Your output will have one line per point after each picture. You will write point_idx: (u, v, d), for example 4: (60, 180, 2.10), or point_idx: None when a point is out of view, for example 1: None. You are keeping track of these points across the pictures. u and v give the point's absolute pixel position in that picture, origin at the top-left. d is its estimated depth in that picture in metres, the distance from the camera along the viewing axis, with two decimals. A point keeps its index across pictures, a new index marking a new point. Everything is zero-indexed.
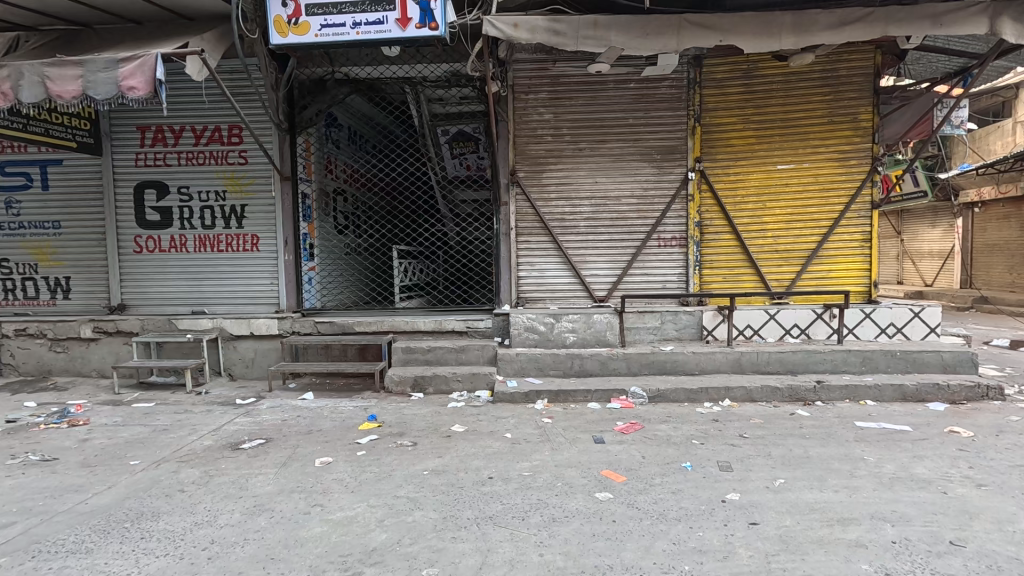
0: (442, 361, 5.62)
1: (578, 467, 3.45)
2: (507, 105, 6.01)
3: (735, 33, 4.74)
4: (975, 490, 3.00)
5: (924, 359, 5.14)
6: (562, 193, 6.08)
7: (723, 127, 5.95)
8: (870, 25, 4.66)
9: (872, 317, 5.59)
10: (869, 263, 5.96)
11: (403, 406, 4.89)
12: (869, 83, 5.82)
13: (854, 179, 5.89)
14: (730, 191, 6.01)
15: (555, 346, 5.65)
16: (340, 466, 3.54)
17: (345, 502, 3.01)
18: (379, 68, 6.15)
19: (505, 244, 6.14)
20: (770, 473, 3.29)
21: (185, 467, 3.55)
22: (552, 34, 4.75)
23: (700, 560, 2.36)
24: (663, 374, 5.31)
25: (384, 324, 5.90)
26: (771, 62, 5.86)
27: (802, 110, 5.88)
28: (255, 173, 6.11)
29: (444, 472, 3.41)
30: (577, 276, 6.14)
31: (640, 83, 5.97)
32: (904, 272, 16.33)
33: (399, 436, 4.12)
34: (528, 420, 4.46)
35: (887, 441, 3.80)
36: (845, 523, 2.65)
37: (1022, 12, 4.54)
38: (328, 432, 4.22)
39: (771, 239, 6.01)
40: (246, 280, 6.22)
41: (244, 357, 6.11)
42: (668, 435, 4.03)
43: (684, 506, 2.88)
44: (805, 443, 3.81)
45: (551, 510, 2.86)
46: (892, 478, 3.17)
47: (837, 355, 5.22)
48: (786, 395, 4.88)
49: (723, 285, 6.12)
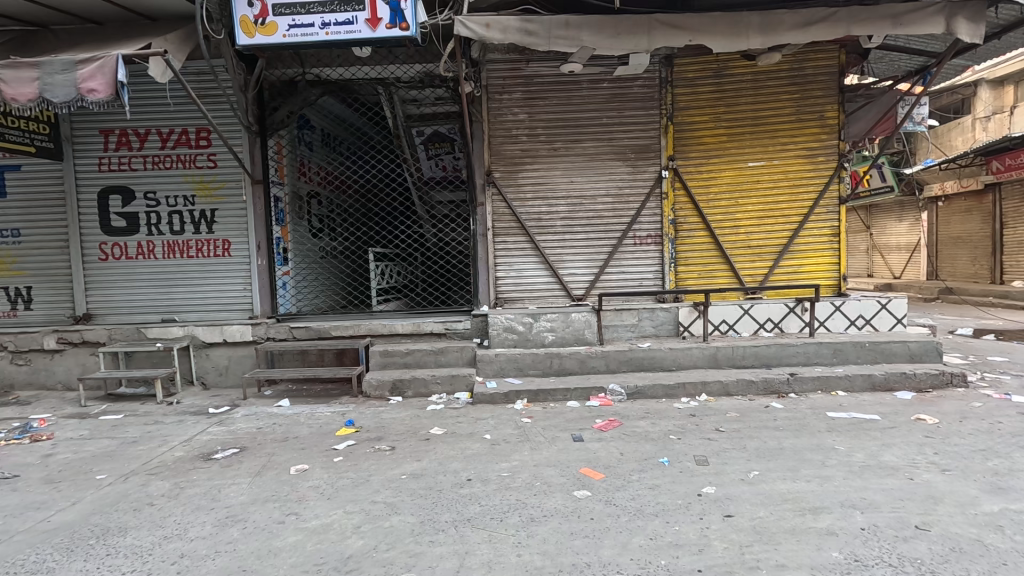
0: (421, 364, 5.57)
1: (558, 465, 3.45)
2: (481, 105, 6.00)
3: (705, 33, 4.82)
4: (940, 476, 3.09)
5: (892, 349, 5.28)
6: (538, 193, 6.09)
7: (695, 126, 6.04)
8: (834, 25, 4.77)
9: (842, 309, 5.73)
10: (838, 256, 6.10)
11: (381, 410, 4.85)
12: (834, 82, 5.96)
13: (822, 175, 6.03)
14: (703, 188, 6.09)
15: (534, 346, 5.66)
16: (317, 473, 3.48)
17: (321, 509, 2.96)
18: (351, 69, 6.06)
19: (482, 244, 6.13)
20: (745, 465, 3.34)
21: (154, 480, 3.45)
22: (524, 34, 4.75)
23: (676, 555, 2.38)
24: (642, 371, 5.36)
25: (361, 328, 5.84)
26: (740, 62, 5.97)
27: (770, 108, 6.00)
28: (225, 176, 5.97)
29: (422, 476, 3.38)
30: (555, 276, 6.16)
31: (613, 83, 6.02)
32: (874, 265, 16.82)
33: (377, 440, 4.07)
34: (507, 420, 4.45)
35: (857, 430, 3.90)
36: (816, 512, 2.71)
37: (976, 12, 4.71)
38: (305, 439, 4.15)
39: (744, 235, 6.12)
40: (218, 287, 6.08)
41: (217, 365, 5.98)
42: (646, 431, 4.07)
43: (662, 501, 2.91)
44: (780, 435, 3.88)
45: (529, 510, 2.86)
46: (862, 466, 3.25)
47: (809, 348, 5.34)
48: (762, 388, 4.96)
49: (698, 282, 6.20)
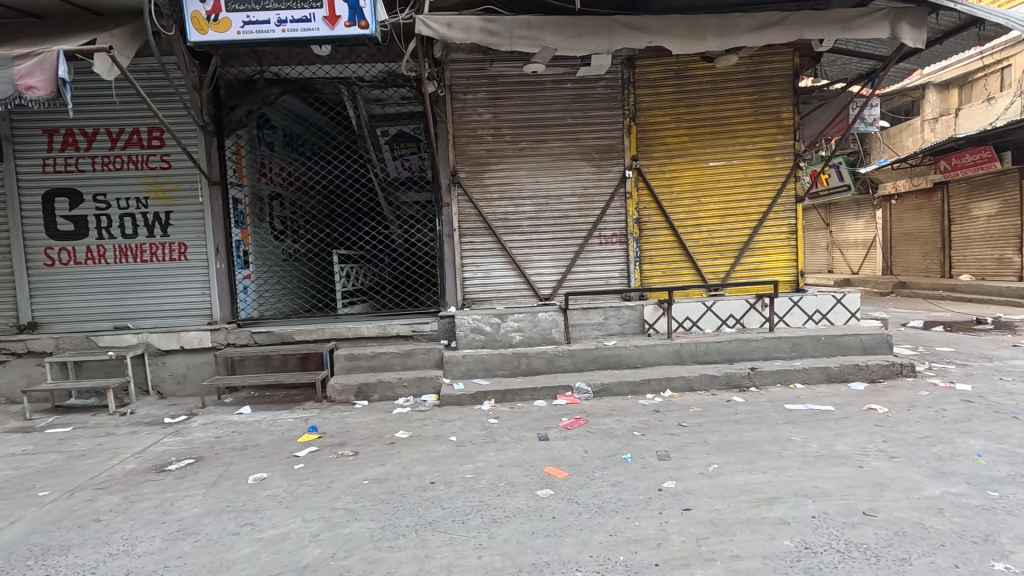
0: (387, 367, 5.49)
1: (522, 465, 3.45)
2: (445, 105, 5.97)
3: (664, 35, 4.90)
4: (888, 462, 3.21)
5: (847, 342, 5.47)
6: (504, 193, 6.09)
7: (658, 126, 6.14)
8: (787, 28, 4.91)
9: (800, 304, 5.90)
10: (795, 253, 6.29)
11: (346, 415, 4.76)
12: (789, 84, 6.15)
13: (779, 175, 6.21)
14: (667, 188, 6.19)
15: (501, 346, 5.65)
16: (276, 481, 3.40)
17: (278, 518, 2.88)
18: (312, 68, 5.94)
19: (449, 245, 6.09)
20: (705, 459, 3.41)
21: (102, 495, 3.30)
22: (486, 34, 4.74)
23: (634, 550, 2.41)
24: (608, 369, 5.42)
25: (326, 331, 5.74)
26: (700, 63, 6.10)
27: (729, 109, 6.14)
28: (180, 177, 5.78)
29: (385, 480, 3.33)
30: (522, 276, 6.17)
31: (577, 83, 6.06)
32: (834, 261, 17.43)
33: (340, 446, 4.00)
34: (474, 421, 4.43)
35: (812, 421, 4.02)
36: (770, 502, 2.78)
37: (919, 18, 4.93)
38: (265, 447, 4.04)
39: (706, 233, 6.25)
40: (175, 292, 5.88)
41: (174, 373, 5.78)
42: (611, 428, 4.11)
43: (622, 497, 2.93)
44: (739, 429, 3.97)
45: (491, 511, 2.84)
46: (816, 456, 3.36)
47: (769, 342, 5.48)
48: (723, 383, 5.07)
49: (663, 280, 6.30)
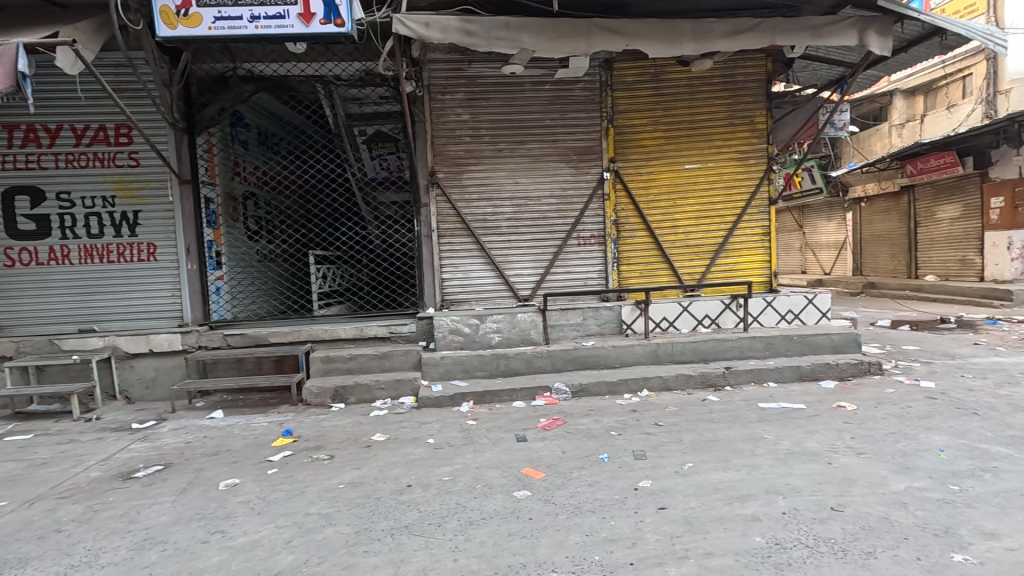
0: (364, 369, 5.43)
1: (499, 467, 3.44)
2: (423, 105, 5.93)
3: (640, 39, 4.96)
4: (855, 458, 3.30)
5: (817, 341, 5.61)
6: (483, 194, 6.08)
7: (635, 128, 6.21)
8: (759, 34, 5.01)
9: (773, 304, 6.03)
10: (769, 255, 6.42)
11: (322, 418, 4.69)
12: (762, 89, 6.28)
13: (753, 178, 6.33)
14: (644, 189, 6.27)
15: (480, 347, 5.65)
16: (248, 487, 3.32)
17: (250, 525, 2.82)
18: (287, 65, 5.84)
19: (427, 246, 6.05)
20: (681, 458, 3.46)
21: (65, 504, 3.19)
22: (464, 34, 4.72)
23: (609, 550, 2.42)
24: (586, 369, 5.45)
25: (302, 333, 5.65)
26: (676, 67, 6.18)
27: (705, 112, 6.24)
28: (149, 175, 5.63)
29: (361, 484, 3.28)
30: (501, 277, 6.17)
31: (555, 85, 6.09)
32: (807, 262, 17.86)
33: (316, 449, 3.94)
34: (452, 423, 4.41)
35: (784, 419, 4.12)
36: (743, 500, 2.83)
37: (885, 26, 5.09)
38: (238, 452, 3.96)
39: (683, 235, 6.34)
40: (143, 294, 5.71)
41: (143, 378, 5.62)
42: (588, 428, 4.14)
43: (599, 497, 2.95)
44: (714, 427, 4.03)
45: (468, 514, 2.83)
46: (787, 453, 3.43)
47: (743, 342, 5.59)
48: (699, 382, 5.15)
49: (641, 280, 6.37)
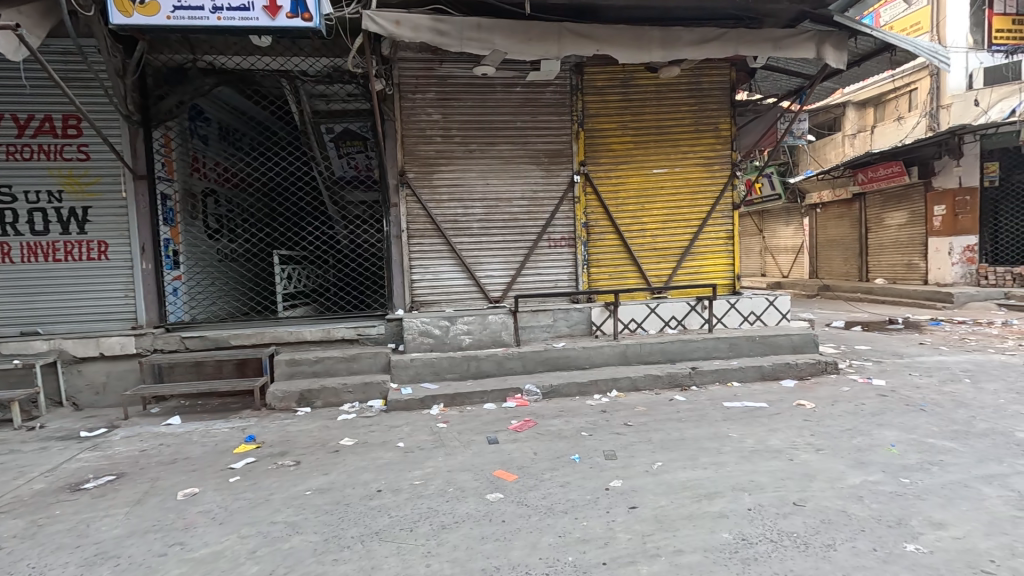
0: (332, 372, 5.30)
1: (471, 470, 3.42)
2: (393, 104, 5.86)
3: (610, 44, 5.03)
4: (815, 455, 3.43)
5: (779, 342, 5.81)
6: (453, 195, 6.04)
7: (605, 133, 6.30)
8: (724, 44, 5.17)
9: (736, 306, 6.22)
10: (732, 258, 6.61)
11: (287, 423, 4.56)
12: (726, 97, 6.47)
13: (717, 183, 6.51)
14: (613, 193, 6.36)
15: (450, 349, 5.60)
16: (209, 496, 3.19)
17: (211, 536, 2.70)
18: (250, 59, 5.65)
19: (396, 247, 5.97)
20: (650, 457, 3.51)
21: (5, 520, 2.98)
22: (435, 34, 4.68)
23: (582, 550, 2.44)
24: (556, 370, 5.48)
25: (265, 335, 5.48)
26: (644, 73, 6.30)
27: (672, 118, 6.39)
28: (100, 170, 5.34)
29: (329, 490, 3.20)
30: (472, 278, 6.14)
31: (526, 87, 6.11)
32: (767, 265, 18.54)
33: (280, 455, 3.81)
34: (422, 426, 4.35)
35: (748, 417, 4.25)
36: (710, 497, 2.90)
37: (840, 41, 5.32)
38: (197, 459, 3.79)
39: (650, 238, 6.46)
40: (93, 294, 5.42)
41: (92, 383, 5.33)
42: (559, 429, 4.16)
43: (571, 498, 2.97)
44: (682, 426, 4.12)
45: (440, 517, 2.80)
46: (751, 451, 3.54)
47: (709, 343, 5.73)
48: (666, 382, 5.26)
49: (610, 283, 6.45)
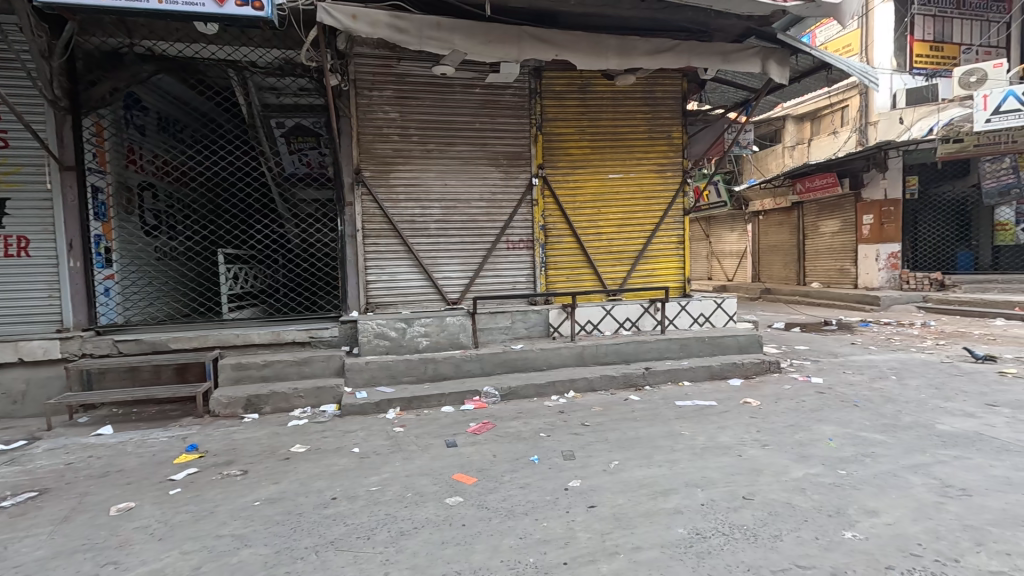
0: (281, 376, 5.09)
1: (430, 474, 3.36)
2: (349, 100, 5.70)
3: (569, 50, 5.11)
4: (761, 450, 3.60)
5: (726, 342, 6.07)
6: (411, 195, 5.94)
7: (562, 137, 6.38)
8: (677, 55, 5.35)
9: (686, 308, 6.45)
10: (683, 261, 6.85)
11: (232, 430, 4.33)
12: (678, 106, 6.70)
13: (670, 190, 6.73)
14: (570, 197, 6.45)
15: (407, 351, 5.50)
16: (146, 510, 2.98)
17: (149, 553, 2.52)
18: (195, 47, 5.34)
19: (351, 247, 5.82)
20: (607, 456, 3.57)
21: None
22: (394, 31, 4.61)
23: (543, 551, 2.45)
24: (514, 372, 5.48)
25: (209, 338, 5.19)
26: (602, 80, 6.43)
27: (627, 125, 6.56)
28: (22, 159, 4.91)
29: (280, 500, 3.06)
30: (430, 280, 6.06)
31: (485, 89, 6.10)
32: (713, 269, 19.36)
33: (226, 465, 3.62)
34: (378, 431, 4.25)
35: (699, 416, 4.41)
36: (665, 494, 2.98)
37: (783, 57, 5.63)
38: (131, 472, 3.54)
39: (606, 241, 6.59)
40: (12, 294, 4.96)
41: (10, 392, 4.88)
42: (518, 431, 4.17)
43: (531, 499, 2.98)
44: (637, 425, 4.22)
45: (399, 524, 2.74)
46: (703, 448, 3.67)
47: (661, 344, 5.91)
48: (622, 382, 5.38)
49: (567, 285, 6.54)
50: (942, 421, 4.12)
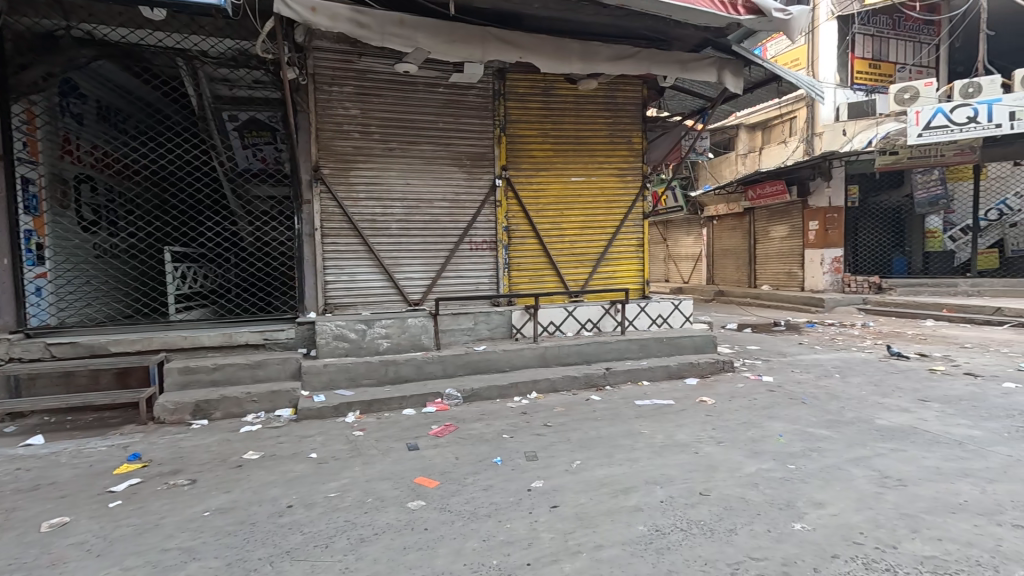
0: (233, 380, 4.88)
1: (391, 478, 3.30)
2: (307, 95, 5.54)
3: (532, 53, 5.15)
4: (716, 447, 3.73)
5: (683, 342, 6.25)
6: (372, 194, 5.83)
7: (525, 139, 6.41)
8: (638, 62, 5.48)
9: (646, 309, 6.60)
10: (642, 264, 7.01)
11: (180, 438, 4.11)
12: (639, 112, 6.85)
13: (630, 193, 6.88)
14: (533, 198, 6.49)
15: (367, 354, 5.38)
16: (84, 525, 2.79)
17: (86, 572, 2.36)
18: (140, 33, 5.06)
19: (309, 246, 5.66)
20: (569, 456, 3.61)
21: None
22: (355, 26, 4.50)
23: (507, 552, 2.44)
24: (477, 373, 5.46)
25: (153, 341, 4.92)
26: (565, 84, 6.51)
27: (589, 130, 6.66)
28: None
29: (232, 510, 2.93)
30: (391, 281, 5.96)
31: (449, 88, 6.06)
32: (670, 272, 19.92)
33: (172, 474, 3.43)
34: (336, 435, 4.13)
35: (658, 415, 4.52)
36: (626, 492, 3.04)
37: (737, 68, 5.86)
38: (66, 484, 3.31)
39: (569, 243, 6.67)
40: None
41: None
42: (480, 432, 4.15)
43: (494, 501, 2.97)
44: (598, 425, 4.28)
45: (358, 530, 2.67)
46: (662, 446, 3.76)
47: (622, 344, 6.02)
48: (583, 383, 5.44)
49: (530, 286, 6.57)
50: (881, 416, 4.37)
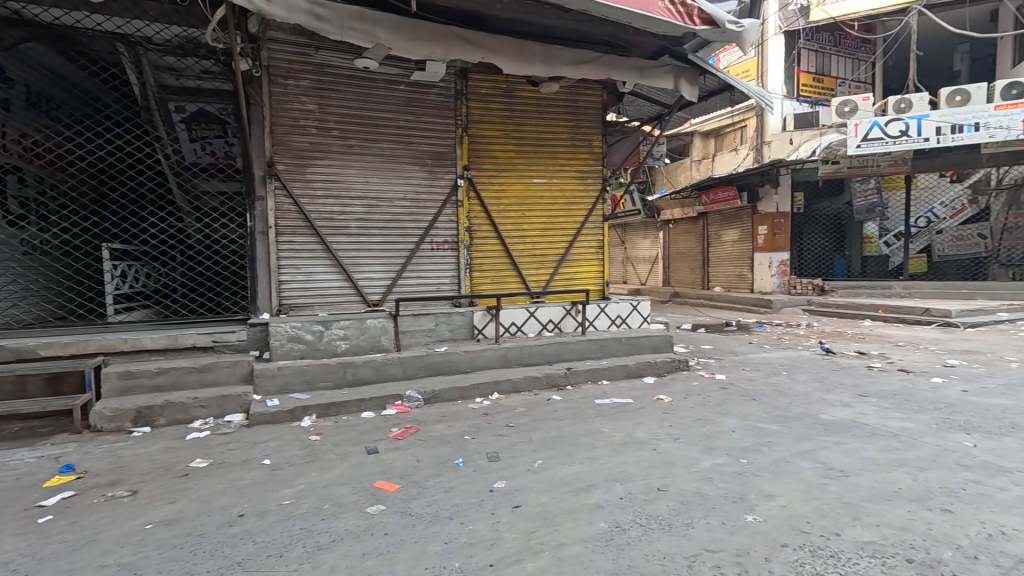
0: (179, 385, 4.63)
1: (349, 483, 3.21)
2: (261, 87, 5.34)
3: (495, 54, 5.17)
4: (673, 443, 3.83)
5: (641, 342, 6.40)
6: (330, 191, 5.67)
7: (487, 139, 6.41)
8: (598, 67, 5.60)
9: (605, 310, 6.73)
10: (602, 265, 7.12)
11: (119, 447, 3.86)
12: (599, 116, 6.97)
13: (590, 196, 6.98)
14: (495, 199, 6.49)
15: (325, 356, 5.22)
16: (8, 543, 2.57)
17: None
18: (76, 15, 4.75)
19: (263, 244, 5.46)
20: (531, 456, 3.62)
21: None
22: (313, 18, 4.38)
23: (469, 554, 2.42)
24: (438, 375, 5.40)
25: (90, 344, 4.61)
26: (526, 86, 6.54)
27: (551, 132, 6.72)
28: None
29: (178, 521, 2.78)
30: (349, 281, 5.81)
31: (411, 86, 5.97)
32: (628, 273, 20.36)
33: (111, 486, 3.21)
34: (291, 440, 3.99)
35: (618, 413, 4.60)
36: (587, 490, 3.07)
37: (692, 77, 6.10)
38: None
39: (531, 245, 6.70)
40: None
41: None
42: (441, 434, 4.10)
43: (456, 502, 2.94)
44: (559, 424, 4.32)
45: (315, 538, 2.58)
46: (622, 444, 3.83)
47: (582, 344, 6.10)
48: (544, 383, 5.48)
49: (492, 287, 6.56)
50: (824, 411, 4.61)
